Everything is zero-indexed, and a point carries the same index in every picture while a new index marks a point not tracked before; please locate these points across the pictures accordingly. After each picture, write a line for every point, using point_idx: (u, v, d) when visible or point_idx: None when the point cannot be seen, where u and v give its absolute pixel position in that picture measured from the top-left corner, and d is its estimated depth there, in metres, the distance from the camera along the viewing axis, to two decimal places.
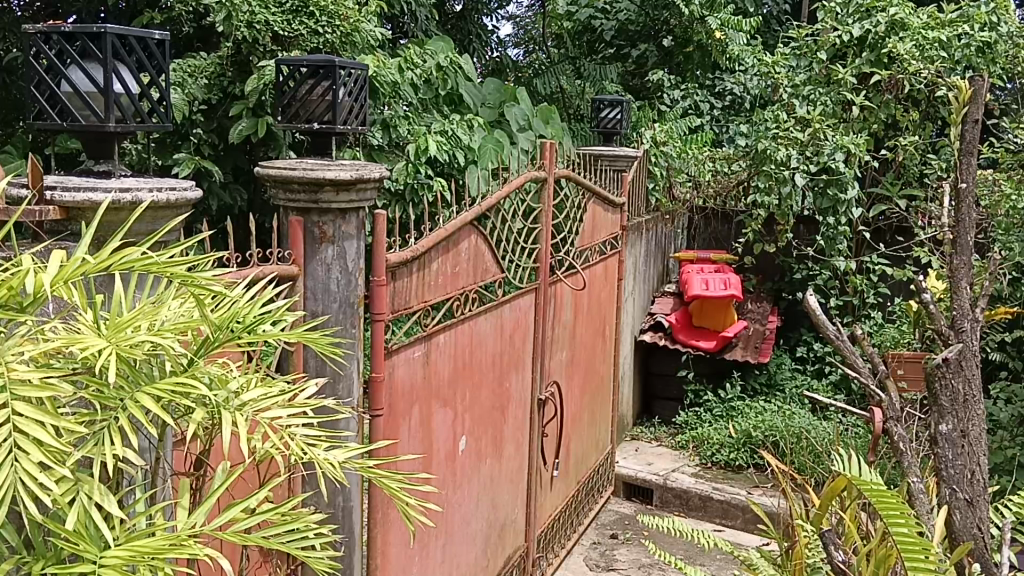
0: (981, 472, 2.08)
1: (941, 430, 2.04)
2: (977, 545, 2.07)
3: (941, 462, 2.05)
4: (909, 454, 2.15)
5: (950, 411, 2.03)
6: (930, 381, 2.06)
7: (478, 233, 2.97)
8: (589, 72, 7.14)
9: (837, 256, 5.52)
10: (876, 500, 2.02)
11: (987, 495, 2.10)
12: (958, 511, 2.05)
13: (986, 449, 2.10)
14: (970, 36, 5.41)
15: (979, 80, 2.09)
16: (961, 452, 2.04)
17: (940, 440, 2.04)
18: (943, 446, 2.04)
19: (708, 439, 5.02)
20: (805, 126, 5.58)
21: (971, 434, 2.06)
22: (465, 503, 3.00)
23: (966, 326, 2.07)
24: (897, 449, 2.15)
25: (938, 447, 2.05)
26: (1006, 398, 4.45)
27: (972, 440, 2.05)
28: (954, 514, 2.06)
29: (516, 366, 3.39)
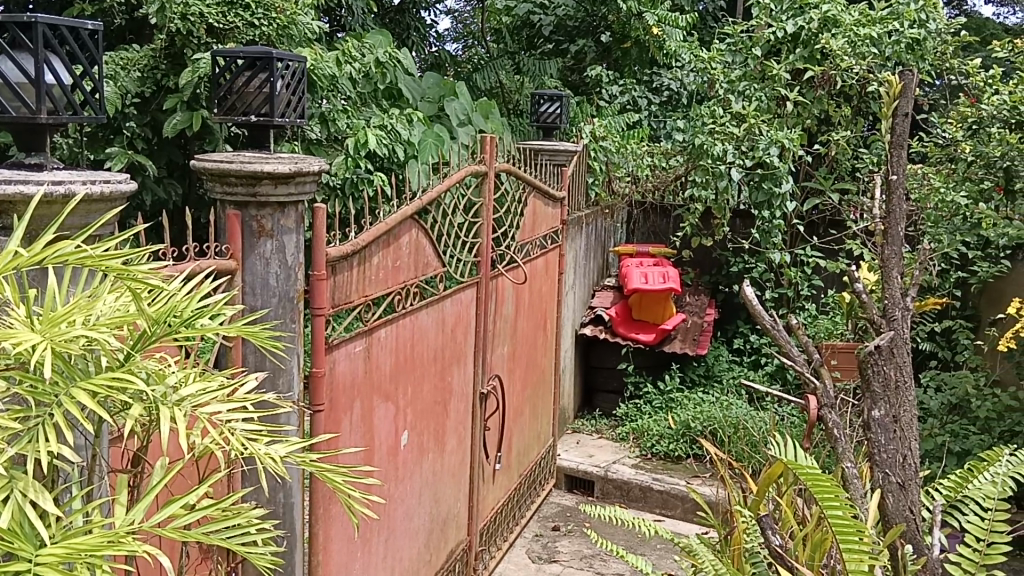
0: (913, 458, 2.13)
1: (874, 415, 2.08)
2: (909, 527, 2.12)
3: (874, 448, 2.09)
4: (843, 440, 2.19)
5: (882, 397, 2.07)
6: (862, 368, 2.09)
7: (418, 226, 2.97)
8: (528, 68, 7.15)
9: (772, 249, 5.64)
10: (812, 485, 2.02)
11: (918, 479, 2.15)
12: (892, 495, 2.11)
13: (917, 434, 2.13)
14: (900, 34, 5.55)
15: (909, 74, 2.10)
16: (893, 437, 2.08)
17: (873, 425, 2.08)
18: (876, 432, 2.09)
19: (649, 430, 5.08)
20: (740, 122, 5.64)
21: (902, 420, 2.10)
22: (407, 498, 2.99)
23: (898, 314, 2.11)
24: (832, 435, 2.18)
25: (871, 432, 2.09)
26: (935, 385, 4.57)
27: (904, 425, 2.09)
28: (887, 498, 2.11)
29: (457, 361, 3.39)
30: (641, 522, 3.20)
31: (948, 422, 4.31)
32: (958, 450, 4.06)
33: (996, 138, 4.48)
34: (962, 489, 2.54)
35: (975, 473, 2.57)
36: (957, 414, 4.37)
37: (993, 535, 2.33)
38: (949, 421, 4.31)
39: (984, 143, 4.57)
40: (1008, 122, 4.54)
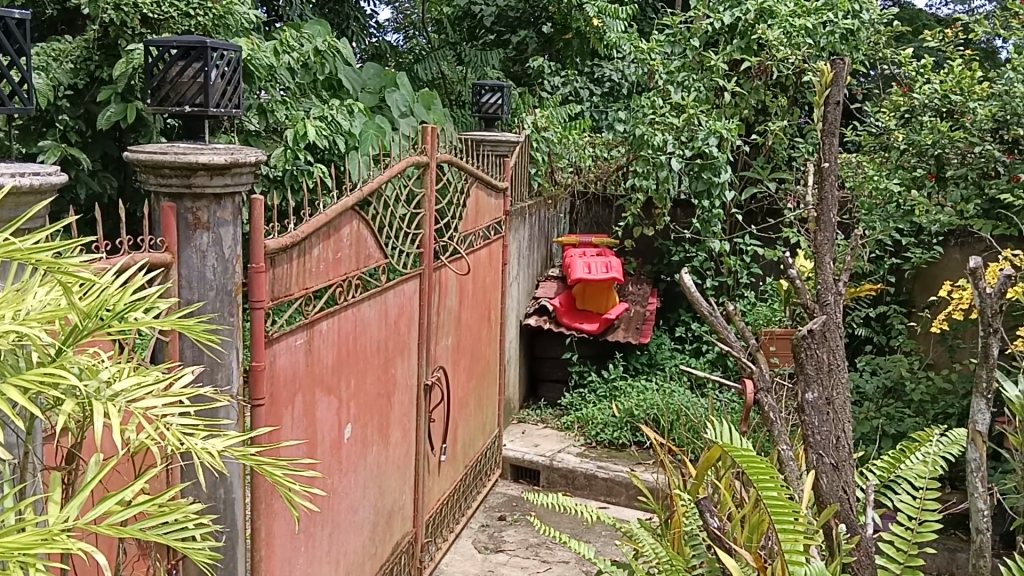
0: (846, 440, 2.15)
1: (807, 398, 2.09)
2: (843, 507, 2.15)
3: (808, 430, 2.11)
4: (779, 423, 2.21)
5: (815, 379, 2.08)
6: (794, 351, 2.09)
7: (359, 218, 2.95)
8: (470, 58, 7.14)
9: (712, 238, 5.70)
10: (746, 467, 2.03)
11: (852, 460, 2.18)
12: (825, 476, 2.13)
13: (850, 416, 2.16)
14: (834, 24, 5.63)
15: (841, 63, 2.11)
16: (826, 418, 2.11)
17: (806, 407, 2.10)
18: (810, 414, 2.10)
19: (593, 419, 5.12)
20: (679, 113, 5.69)
21: (835, 403, 2.13)
22: (351, 492, 2.98)
23: (831, 299, 2.15)
24: (768, 419, 2.21)
25: (805, 415, 2.11)
26: (871, 369, 4.66)
27: (838, 407, 2.13)
28: (821, 478, 2.14)
29: (400, 353, 3.37)
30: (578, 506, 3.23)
31: (884, 406, 4.40)
32: (894, 432, 4.16)
33: (928, 126, 4.60)
34: (895, 469, 2.60)
35: (908, 453, 2.62)
36: (892, 397, 4.46)
37: (925, 514, 2.40)
38: (884, 405, 4.40)
39: (916, 131, 4.68)
40: (939, 110, 4.65)
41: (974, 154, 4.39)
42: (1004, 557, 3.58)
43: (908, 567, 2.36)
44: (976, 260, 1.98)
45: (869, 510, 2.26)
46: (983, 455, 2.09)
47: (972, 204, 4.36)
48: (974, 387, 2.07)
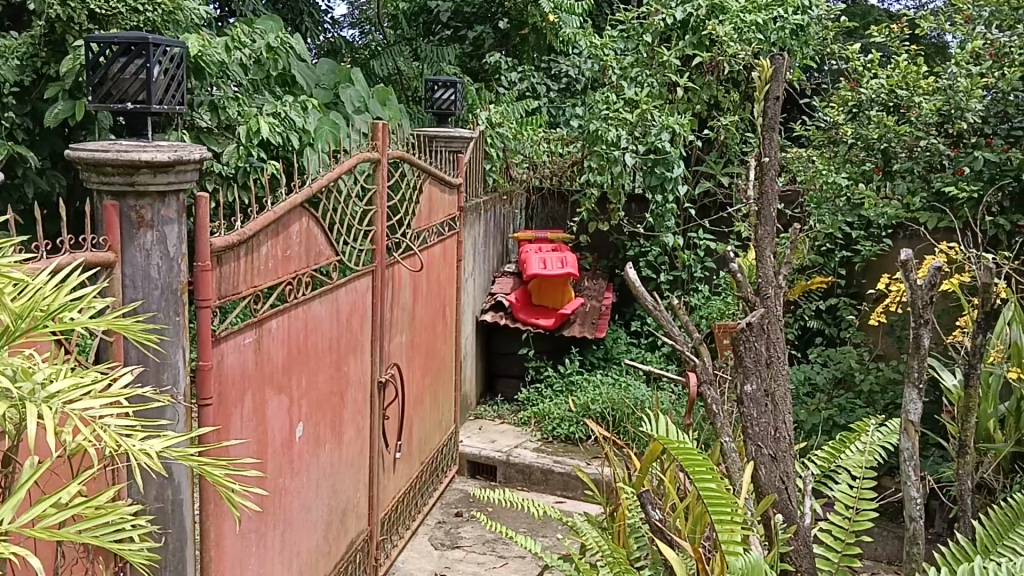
0: (785, 429, 2.18)
1: (747, 390, 2.09)
2: (782, 497, 2.16)
3: (748, 422, 2.12)
4: (722, 415, 2.22)
5: (755, 371, 2.08)
6: (734, 343, 2.08)
7: (308, 215, 2.93)
8: (426, 54, 7.13)
9: (666, 233, 5.74)
10: (682, 460, 2.07)
11: (792, 451, 2.19)
12: (764, 467, 2.14)
13: (790, 408, 2.18)
14: (784, 20, 5.69)
15: (781, 58, 2.14)
16: (766, 410, 2.11)
17: (745, 399, 2.10)
18: (749, 406, 2.10)
19: (550, 414, 5.13)
20: (633, 108, 5.72)
21: (775, 395, 2.15)
22: (303, 491, 2.96)
23: (771, 293, 2.17)
24: (711, 411, 2.21)
25: (744, 407, 2.12)
26: (822, 361, 4.72)
27: (778, 399, 2.16)
28: (760, 469, 2.14)
29: (353, 350, 3.35)
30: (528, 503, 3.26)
31: (835, 397, 4.46)
32: (844, 422, 4.21)
33: (875, 120, 4.66)
34: (835, 459, 2.63)
35: (847, 443, 2.65)
36: (843, 388, 4.52)
37: (863, 502, 2.44)
38: (835, 396, 4.46)
39: (864, 126, 4.74)
40: (886, 106, 4.70)
41: (921, 148, 4.46)
42: (944, 542, 3.66)
43: (846, 556, 2.39)
44: (908, 253, 2.00)
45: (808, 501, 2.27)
46: (915, 444, 2.12)
47: (918, 197, 4.44)
48: (907, 378, 2.10)
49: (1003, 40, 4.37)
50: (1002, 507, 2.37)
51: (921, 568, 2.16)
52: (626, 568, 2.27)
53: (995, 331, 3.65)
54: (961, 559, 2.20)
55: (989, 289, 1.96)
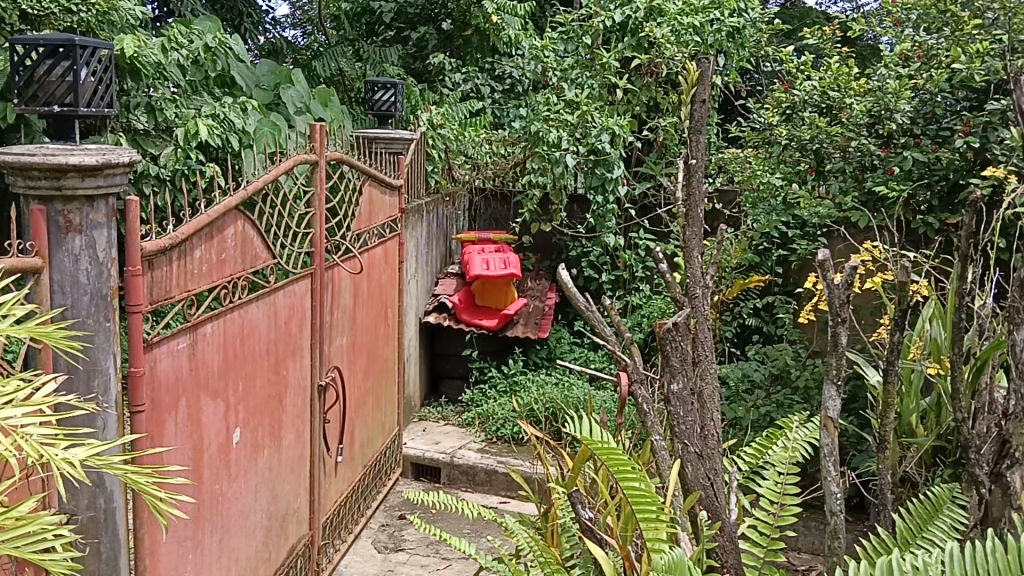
0: (714, 427, 2.17)
1: (673, 389, 2.08)
2: (708, 493, 2.15)
3: (674, 420, 2.11)
4: (652, 414, 2.25)
5: (680, 371, 2.07)
6: (658, 342, 2.10)
7: (243, 218, 2.90)
8: (369, 55, 7.11)
9: (607, 233, 5.78)
10: (605, 459, 2.12)
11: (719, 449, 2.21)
12: (690, 465, 2.13)
13: (718, 406, 2.21)
14: (721, 23, 5.76)
15: (706, 62, 2.16)
16: (690, 408, 2.11)
17: (672, 398, 2.09)
18: (676, 405, 2.10)
19: (493, 415, 5.14)
20: (573, 109, 5.75)
21: (704, 393, 2.18)
22: (241, 496, 2.93)
23: (698, 292, 2.19)
24: (642, 411, 2.23)
25: (670, 406, 2.11)
26: (760, 358, 4.80)
27: (705, 398, 2.18)
28: (686, 467, 2.13)
29: (292, 354, 3.33)
30: (465, 506, 3.23)
31: (773, 392, 4.52)
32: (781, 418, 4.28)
33: (807, 121, 4.75)
34: (762, 456, 2.69)
35: (772, 441, 2.72)
36: (780, 384, 4.58)
37: (786, 497, 2.49)
38: (773, 391, 4.52)
39: (797, 127, 4.82)
40: (819, 107, 4.79)
41: (852, 149, 4.55)
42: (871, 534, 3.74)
43: (770, 551, 2.43)
44: (825, 252, 2.04)
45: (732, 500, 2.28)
46: (835, 441, 2.13)
47: (850, 196, 4.53)
48: (825, 375, 2.12)
49: (931, 42, 4.51)
50: (922, 499, 2.43)
51: (842, 561, 2.21)
52: (557, 568, 2.27)
53: (916, 327, 3.75)
54: (882, 551, 2.26)
55: (904, 288, 2.00)
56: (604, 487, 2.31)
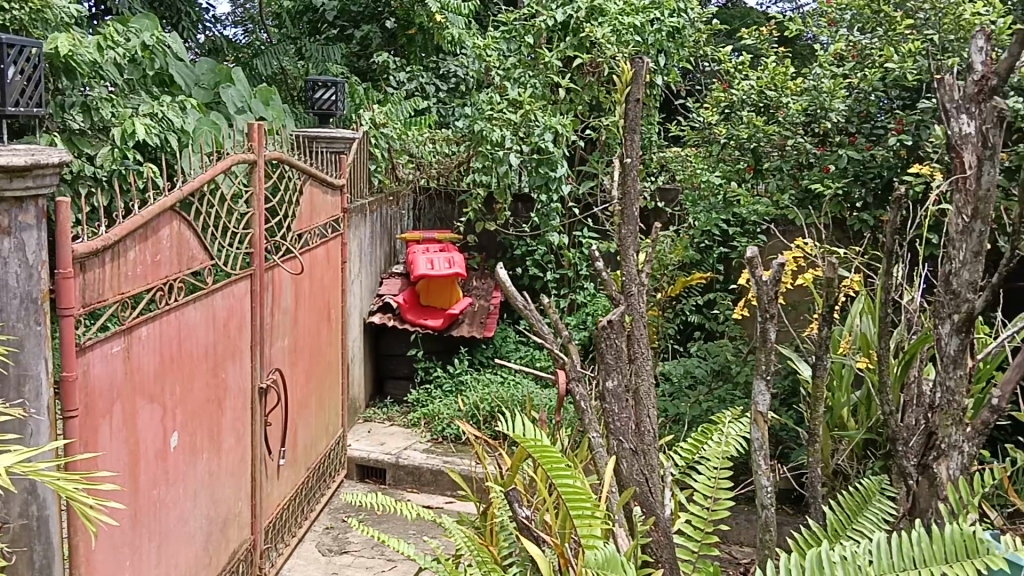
0: (649, 424, 2.19)
1: (608, 387, 2.10)
2: (643, 490, 2.14)
3: (608, 417, 2.12)
4: (589, 411, 2.25)
5: (614, 368, 2.10)
6: (595, 340, 2.12)
7: (179, 219, 2.86)
8: (312, 53, 7.05)
9: (551, 232, 5.80)
10: (540, 458, 2.13)
11: (654, 446, 2.21)
12: (625, 461, 2.12)
13: (654, 404, 2.22)
14: (661, 22, 5.80)
15: (640, 62, 2.18)
16: (625, 405, 2.13)
17: (607, 396, 2.11)
18: (610, 402, 2.12)
19: (439, 415, 5.13)
20: (516, 108, 5.75)
21: (639, 390, 2.20)
22: (179, 501, 2.88)
23: (635, 290, 2.21)
24: (580, 408, 2.24)
25: (606, 402, 2.13)
26: (702, 355, 4.85)
27: (640, 395, 2.20)
28: (621, 464, 2.12)
29: (231, 356, 3.28)
30: (405, 507, 3.23)
31: (715, 388, 4.57)
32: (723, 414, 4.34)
33: (745, 121, 4.80)
34: (698, 452, 2.72)
35: (708, 435, 2.75)
36: (722, 379, 4.64)
37: (720, 492, 2.52)
38: (716, 387, 4.57)
39: (736, 126, 4.87)
40: (757, 106, 4.85)
41: (789, 147, 4.62)
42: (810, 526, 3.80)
43: (704, 545, 2.46)
44: (754, 251, 2.08)
45: (667, 496, 2.27)
46: (765, 435, 2.15)
47: (787, 194, 4.61)
48: (755, 370, 2.14)
49: (865, 42, 4.60)
50: (852, 491, 2.48)
51: (775, 553, 2.23)
52: (494, 567, 2.25)
53: (846, 323, 3.80)
54: (812, 542, 2.29)
55: (831, 284, 2.04)
56: (543, 486, 2.32)
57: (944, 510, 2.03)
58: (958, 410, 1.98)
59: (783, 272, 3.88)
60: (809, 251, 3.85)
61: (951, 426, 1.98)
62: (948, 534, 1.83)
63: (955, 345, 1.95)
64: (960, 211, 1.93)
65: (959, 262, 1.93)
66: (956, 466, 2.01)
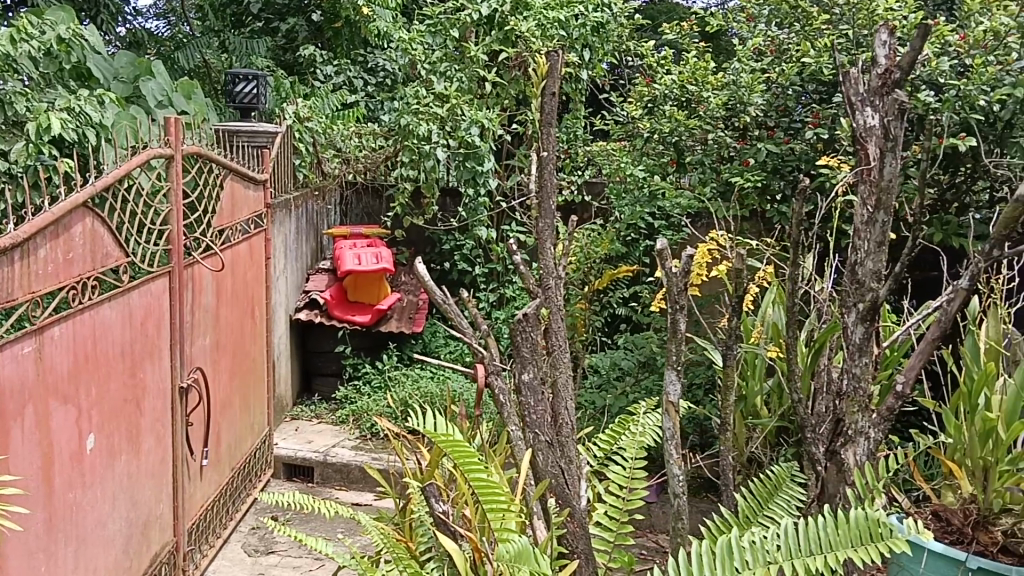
0: (566, 416, 2.23)
1: (523, 379, 2.08)
2: (559, 483, 2.14)
3: (524, 409, 2.11)
4: (508, 404, 2.26)
5: (530, 361, 2.07)
6: (511, 334, 2.07)
7: (92, 215, 2.78)
8: (236, 47, 6.94)
9: (478, 226, 5.81)
10: (451, 453, 2.11)
11: (570, 437, 2.22)
12: (541, 453, 2.12)
13: (570, 395, 2.23)
14: (585, 17, 5.81)
15: (557, 55, 2.18)
16: (541, 397, 2.11)
17: (523, 388, 2.09)
18: (526, 394, 2.10)
19: (367, 411, 5.09)
20: (442, 102, 5.73)
21: (557, 382, 2.21)
22: (97, 504, 2.81)
23: (552, 284, 2.23)
24: (498, 401, 2.24)
25: (522, 395, 2.11)
26: (629, 346, 4.89)
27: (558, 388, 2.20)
28: (537, 456, 2.12)
29: (149, 355, 3.21)
30: (324, 505, 3.20)
31: (642, 379, 4.62)
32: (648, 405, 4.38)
33: (667, 115, 4.84)
34: (615, 443, 2.75)
35: (625, 426, 2.79)
36: (648, 371, 4.68)
37: (634, 481, 2.55)
38: (642, 378, 4.62)
39: (659, 120, 4.91)
40: (679, 100, 4.87)
41: (710, 142, 4.69)
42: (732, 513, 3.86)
43: (620, 535, 2.48)
44: (664, 243, 2.11)
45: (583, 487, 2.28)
46: (676, 424, 2.17)
47: (708, 187, 4.69)
48: (666, 360, 2.16)
49: (783, 38, 4.67)
50: (763, 478, 2.53)
51: (686, 542, 2.25)
52: (410, 563, 2.24)
53: (759, 312, 3.88)
54: (724, 529, 2.33)
55: (740, 275, 2.08)
56: (460, 481, 2.28)
57: (851, 495, 2.09)
58: (863, 396, 2.04)
59: (694, 261, 3.88)
60: (723, 243, 3.91)
61: (857, 412, 2.04)
62: (853, 518, 1.88)
63: (860, 334, 2.00)
64: (865, 203, 1.99)
65: (864, 252, 1.98)
66: (862, 451, 2.06)
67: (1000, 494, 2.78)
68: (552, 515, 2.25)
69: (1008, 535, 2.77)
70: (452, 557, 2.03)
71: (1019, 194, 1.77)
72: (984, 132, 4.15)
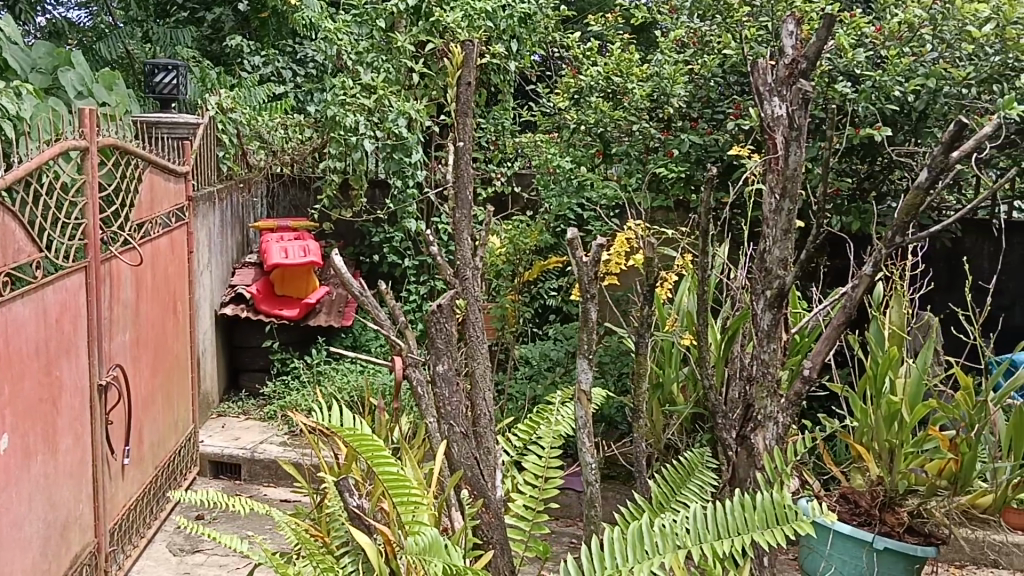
0: (484, 407, 2.22)
1: (438, 371, 2.07)
2: (473, 475, 2.14)
3: (440, 401, 2.10)
4: (425, 396, 2.24)
5: (445, 352, 2.05)
6: (425, 326, 2.06)
7: (3, 209, 2.70)
8: (159, 37, 6.81)
9: (407, 219, 5.77)
10: (357, 447, 2.13)
11: (489, 428, 2.21)
12: (456, 445, 2.11)
13: (489, 386, 2.21)
14: (512, 8, 5.80)
15: (472, 44, 2.14)
16: (456, 389, 2.10)
17: (438, 379, 2.08)
18: (441, 385, 2.09)
19: (296, 406, 5.03)
20: (370, 93, 5.67)
21: (475, 373, 2.20)
22: (12, 506, 2.73)
23: (468, 274, 2.24)
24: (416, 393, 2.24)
25: (437, 385, 2.10)
26: (560, 337, 4.93)
27: (475, 378, 2.18)
28: (452, 447, 2.11)
29: (65, 353, 3.13)
30: (239, 501, 3.14)
31: (572, 369, 4.65)
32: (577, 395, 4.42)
33: (593, 106, 4.83)
34: (534, 433, 2.75)
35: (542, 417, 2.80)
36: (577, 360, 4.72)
37: (549, 471, 2.57)
38: (572, 368, 4.66)
39: (585, 111, 4.91)
40: (605, 92, 4.87)
41: (635, 133, 4.74)
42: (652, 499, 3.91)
43: (535, 525, 2.51)
44: (576, 232, 2.13)
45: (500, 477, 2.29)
46: (589, 413, 2.18)
47: (634, 178, 4.75)
48: (578, 350, 2.18)
49: (705, 29, 4.73)
50: (677, 464, 2.57)
51: (600, 529, 2.26)
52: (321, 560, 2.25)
53: (676, 300, 3.94)
54: (637, 516, 2.36)
55: (652, 264, 2.11)
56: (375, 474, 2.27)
57: (761, 480, 2.13)
58: (772, 381, 2.06)
59: (613, 250, 3.95)
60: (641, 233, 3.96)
61: (765, 398, 2.06)
62: (760, 504, 1.92)
63: (768, 320, 2.02)
64: (772, 190, 1.99)
65: (771, 240, 2.00)
66: (771, 436, 2.10)
67: (905, 475, 2.94)
68: (467, 506, 2.25)
69: (913, 515, 2.86)
70: (367, 551, 2.03)
71: (919, 181, 1.82)
72: (900, 122, 4.29)
